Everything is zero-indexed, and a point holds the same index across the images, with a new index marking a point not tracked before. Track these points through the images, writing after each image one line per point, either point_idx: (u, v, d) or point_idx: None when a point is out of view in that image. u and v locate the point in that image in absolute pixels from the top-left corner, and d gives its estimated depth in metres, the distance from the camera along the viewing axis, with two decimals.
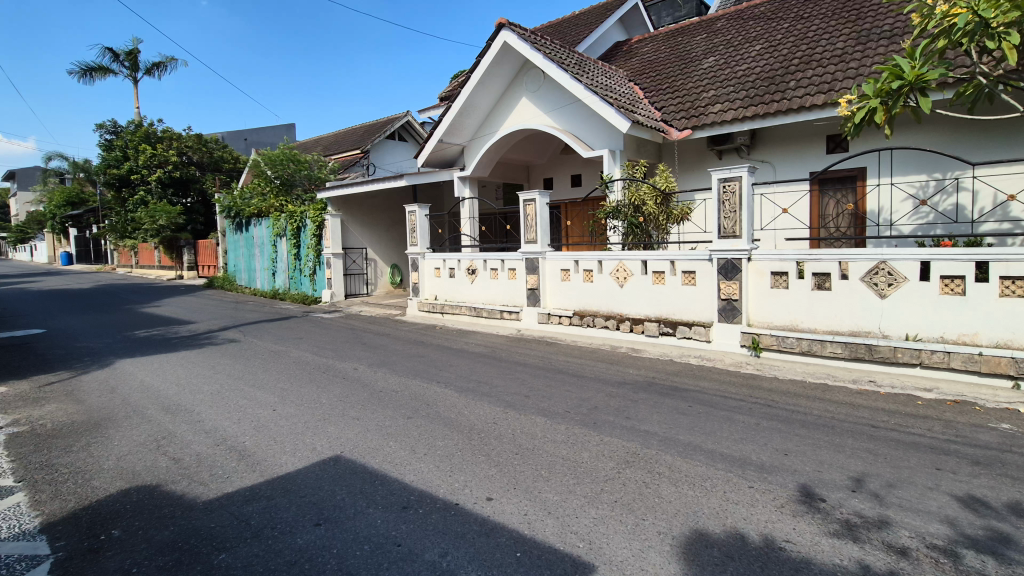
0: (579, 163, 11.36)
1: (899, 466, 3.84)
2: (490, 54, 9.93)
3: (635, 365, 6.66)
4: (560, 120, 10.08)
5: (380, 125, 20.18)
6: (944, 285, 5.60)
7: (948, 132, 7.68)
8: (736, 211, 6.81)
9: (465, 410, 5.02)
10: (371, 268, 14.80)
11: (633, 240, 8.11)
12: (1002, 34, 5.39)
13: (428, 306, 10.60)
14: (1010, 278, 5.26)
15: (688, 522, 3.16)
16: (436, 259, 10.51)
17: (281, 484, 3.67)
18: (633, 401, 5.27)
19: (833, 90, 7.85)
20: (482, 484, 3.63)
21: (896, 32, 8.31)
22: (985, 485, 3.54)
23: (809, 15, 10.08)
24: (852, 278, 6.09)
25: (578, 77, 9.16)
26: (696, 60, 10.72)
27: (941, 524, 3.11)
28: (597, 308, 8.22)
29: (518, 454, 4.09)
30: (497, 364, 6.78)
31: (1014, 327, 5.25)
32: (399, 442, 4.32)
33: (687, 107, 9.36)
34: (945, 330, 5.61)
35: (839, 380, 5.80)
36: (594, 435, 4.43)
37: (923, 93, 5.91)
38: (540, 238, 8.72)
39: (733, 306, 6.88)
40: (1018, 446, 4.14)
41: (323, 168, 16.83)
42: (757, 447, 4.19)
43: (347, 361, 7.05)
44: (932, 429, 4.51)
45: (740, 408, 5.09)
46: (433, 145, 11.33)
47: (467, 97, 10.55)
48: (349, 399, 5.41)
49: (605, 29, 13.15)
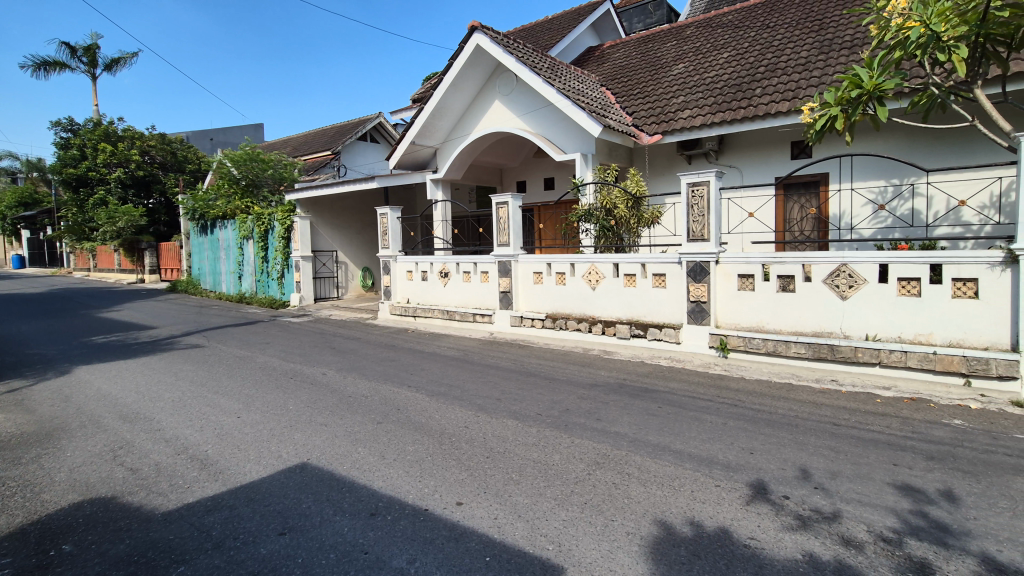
0: (552, 166, 11.41)
1: (858, 462, 3.96)
2: (463, 56, 9.91)
3: (607, 367, 6.70)
4: (533, 123, 10.13)
5: (353, 125, 19.94)
6: (901, 287, 5.82)
7: (905, 140, 8.00)
8: (705, 214, 6.93)
9: (436, 414, 4.98)
10: (341, 271, 14.58)
11: (605, 243, 8.26)
12: (952, 46, 5.65)
13: (400, 310, 10.51)
14: (962, 280, 5.49)
15: (656, 521, 3.21)
16: (409, 262, 10.42)
17: (244, 492, 3.58)
18: (604, 402, 5.31)
19: (797, 97, 8.07)
20: (452, 489, 3.60)
21: (857, 43, 8.61)
22: (938, 479, 3.68)
23: (774, 24, 10.39)
24: (815, 280, 6.26)
25: (551, 81, 9.22)
26: (666, 66, 10.92)
27: (896, 517, 3.22)
28: (570, 310, 8.27)
29: (489, 458, 4.07)
30: (470, 367, 6.76)
31: (965, 327, 5.49)
32: (368, 448, 4.25)
33: (658, 112, 9.53)
34: (902, 331, 5.82)
35: (802, 379, 5.96)
36: (565, 437, 4.45)
37: (880, 102, 6.14)
38: (512, 241, 8.75)
39: (701, 308, 7.02)
40: (968, 441, 4.33)
41: (290, 168, 16.33)
42: (723, 446, 4.27)
43: (316, 366, 6.93)
44: (889, 426, 4.68)
45: (708, 408, 5.19)
46: (406, 147, 11.24)
47: (440, 99, 10.52)
48: (317, 404, 5.31)
49: (578, 34, 13.28)
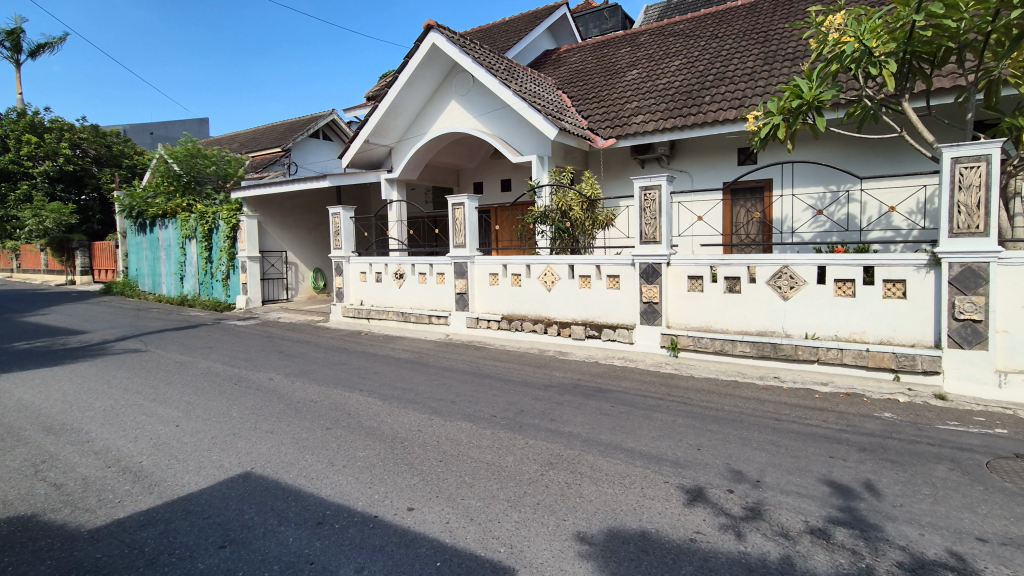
0: (509, 168, 11.45)
1: (797, 455, 4.16)
2: (419, 55, 9.80)
3: (562, 368, 6.77)
4: (490, 124, 10.13)
5: (305, 121, 19.35)
6: (837, 288, 6.14)
7: (842, 149, 8.45)
8: (656, 217, 7.10)
9: (389, 419, 4.89)
10: (291, 272, 14.16)
11: (561, 244, 8.34)
12: (883, 62, 6.01)
13: (354, 311, 10.28)
14: (893, 281, 5.85)
15: (608, 518, 3.27)
16: (362, 263, 10.22)
17: (182, 505, 3.41)
18: (558, 403, 5.36)
19: (743, 106, 8.39)
20: (403, 494, 3.54)
21: (798, 56, 9.04)
22: (869, 470, 3.90)
23: (723, 35, 10.79)
24: (759, 281, 6.53)
25: (507, 83, 9.25)
26: (620, 72, 11.15)
27: (831, 507, 3.39)
28: (525, 312, 8.31)
29: (442, 461, 4.03)
30: (424, 370, 6.67)
31: (894, 325, 5.86)
32: (316, 455, 4.13)
33: (612, 116, 9.72)
34: (839, 329, 6.14)
35: (747, 376, 6.21)
36: (518, 438, 4.46)
37: (818, 113, 6.48)
38: (468, 242, 8.72)
39: (654, 309, 7.18)
40: (897, 433, 4.61)
41: (233, 163, 15.45)
42: (672, 443, 4.39)
43: (263, 371, 6.68)
44: (826, 420, 4.93)
45: (658, 406, 5.32)
46: (359, 145, 11.01)
47: (395, 98, 10.37)
48: (263, 411, 5.12)
49: (535, 37, 13.38)
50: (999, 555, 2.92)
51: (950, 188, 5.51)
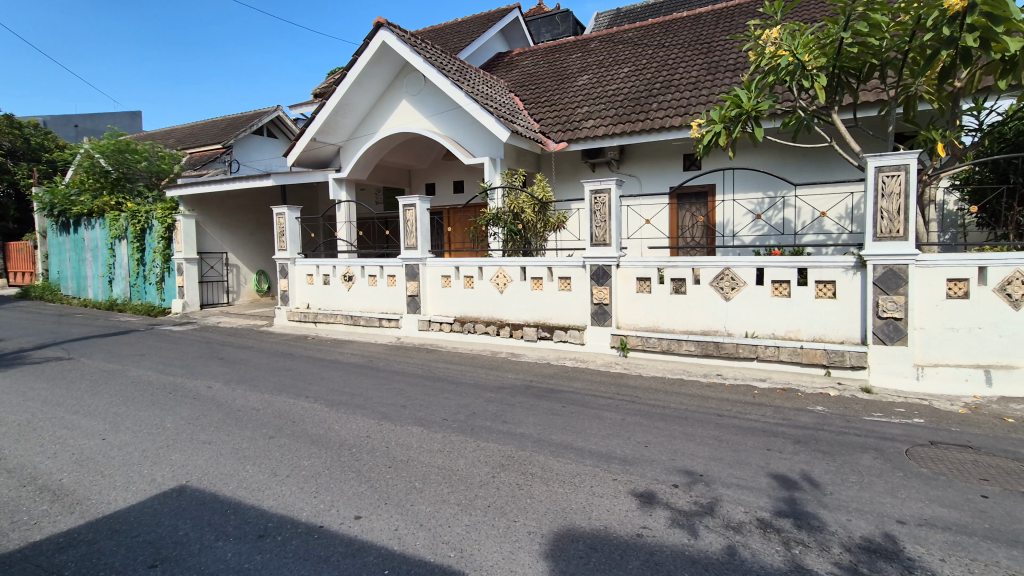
0: (461, 170, 11.40)
1: (737, 449, 4.35)
2: (368, 52, 9.61)
3: (514, 369, 6.80)
4: (441, 125, 10.07)
5: (247, 117, 18.56)
6: (774, 288, 6.46)
7: (779, 157, 8.91)
8: (606, 220, 7.25)
9: (337, 426, 4.76)
10: (232, 274, 13.55)
11: (513, 246, 8.36)
12: (814, 75, 6.39)
13: (300, 315, 9.95)
14: (824, 282, 6.21)
15: (558, 517, 3.31)
16: (309, 265, 9.91)
17: (107, 524, 3.19)
18: (511, 405, 5.37)
19: (688, 113, 8.69)
20: (351, 502, 3.45)
21: (738, 67, 9.45)
22: (803, 461, 4.13)
23: (669, 44, 11.16)
24: (703, 283, 6.78)
25: (459, 84, 9.22)
26: (572, 77, 11.33)
27: (767, 498, 3.56)
28: (478, 314, 8.29)
29: (391, 467, 3.96)
30: (374, 375, 6.53)
31: (825, 323, 6.23)
32: (258, 465, 3.96)
33: (564, 120, 9.87)
34: (776, 328, 6.46)
35: (693, 375, 6.44)
36: (470, 441, 4.44)
37: (756, 122, 6.81)
38: (420, 244, 8.61)
39: (604, 310, 7.32)
40: (827, 425, 4.91)
41: (166, 159, 14.76)
42: (621, 441, 4.49)
43: (200, 379, 6.35)
44: (764, 414, 5.18)
45: (608, 405, 5.43)
46: (306, 143, 10.68)
47: (344, 96, 10.13)
48: (200, 421, 4.86)
49: (488, 39, 13.38)
50: (916, 535, 3.16)
51: (874, 195, 5.91)
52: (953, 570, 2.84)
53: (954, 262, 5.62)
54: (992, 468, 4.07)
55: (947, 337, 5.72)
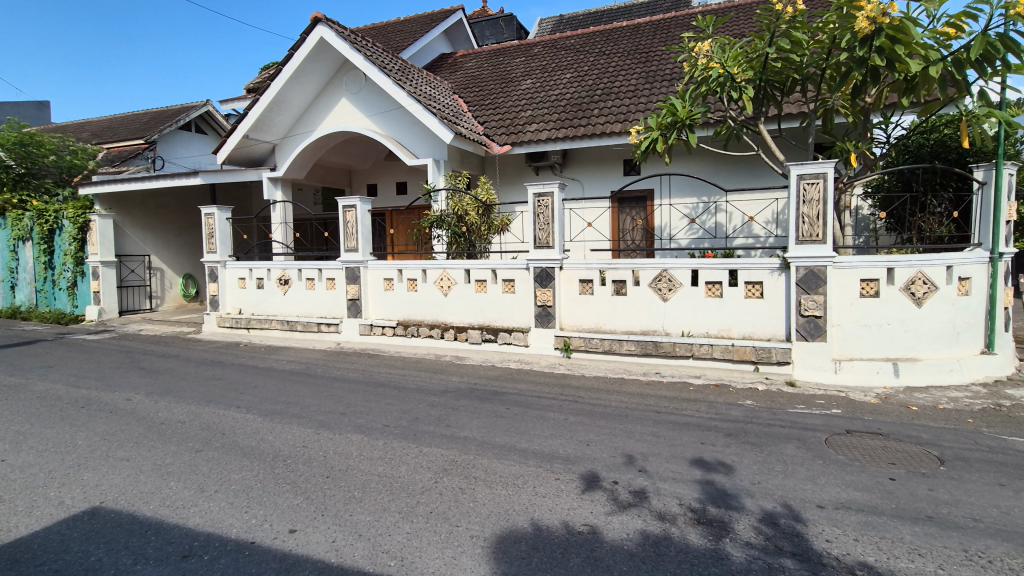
0: (404, 171, 11.23)
1: (673, 444, 4.51)
2: (305, 48, 9.29)
3: (459, 372, 6.76)
4: (383, 125, 9.88)
5: (173, 111, 17.46)
6: (708, 289, 6.76)
7: (711, 164, 9.36)
8: (549, 223, 7.35)
9: (271, 436, 4.55)
10: (155, 279, 12.71)
11: (457, 249, 8.31)
12: (742, 87, 6.78)
13: (231, 321, 9.48)
14: (752, 283, 6.58)
15: (501, 518, 3.32)
16: (241, 268, 9.45)
17: (5, 554, 2.90)
18: (454, 408, 5.33)
19: (627, 120, 8.96)
20: (286, 515, 3.31)
21: (674, 77, 9.83)
22: (733, 453, 4.35)
23: (609, 52, 11.47)
24: (642, 284, 7.00)
25: (401, 83, 9.08)
26: (516, 80, 11.42)
27: (700, 489, 3.72)
28: (421, 317, 8.19)
29: (329, 477, 3.83)
30: (312, 382, 6.30)
31: (753, 322, 6.59)
32: (183, 481, 3.73)
33: (507, 124, 9.94)
34: (710, 327, 6.77)
35: (633, 373, 6.64)
36: (413, 447, 4.37)
37: (690, 130, 7.14)
38: (361, 246, 8.40)
39: (548, 311, 7.42)
40: (755, 418, 5.20)
41: (76, 154, 13.82)
42: (563, 441, 4.56)
43: (118, 391, 5.89)
44: (699, 410, 5.41)
45: (552, 406, 5.49)
46: (238, 140, 10.19)
47: (279, 92, 9.74)
48: (117, 436, 4.52)
49: (431, 39, 13.26)
50: (833, 518, 3.39)
51: (797, 201, 6.31)
52: (864, 548, 3.07)
53: (866, 264, 6.10)
54: (898, 452, 4.44)
55: (860, 333, 6.20)
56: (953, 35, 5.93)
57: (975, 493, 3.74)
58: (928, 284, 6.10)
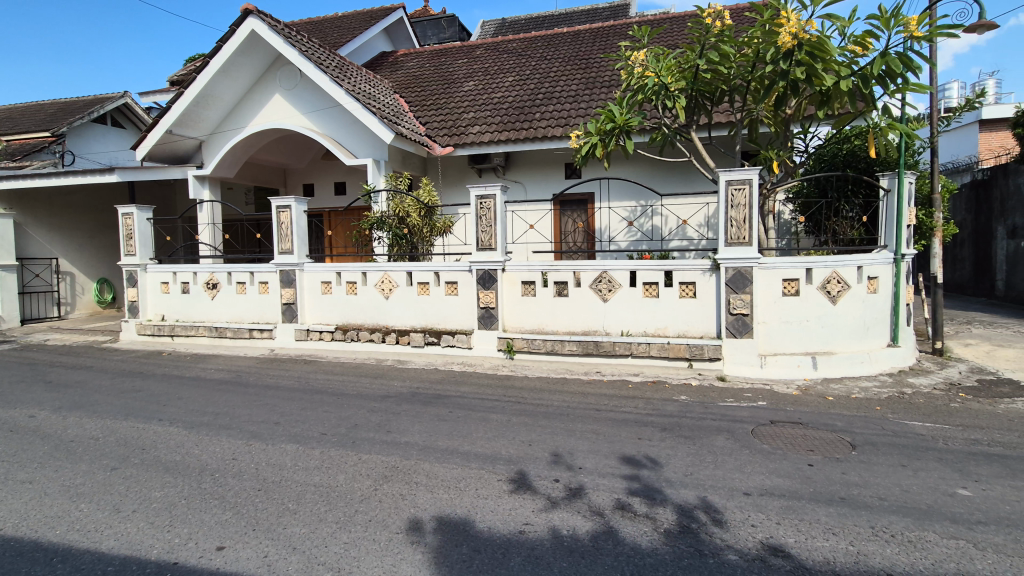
0: (342, 171, 10.92)
1: (613, 440, 4.66)
2: (234, 40, 8.86)
3: (400, 377, 6.64)
4: (320, 123, 9.57)
5: (84, 102, 16.16)
6: (645, 289, 7.01)
7: (648, 169, 9.72)
8: (492, 225, 7.37)
9: (196, 449, 4.31)
10: (64, 284, 11.70)
11: (398, 251, 8.17)
12: (676, 96, 7.10)
13: (153, 328, 8.86)
14: (686, 283, 6.88)
15: (440, 523, 3.30)
16: (164, 272, 8.87)
17: None
18: (395, 414, 5.24)
19: (568, 124, 9.14)
20: (214, 532, 3.15)
21: (612, 84, 10.12)
22: (669, 446, 4.54)
23: (550, 57, 11.67)
24: (583, 285, 7.16)
25: (339, 81, 8.84)
26: (458, 82, 11.39)
27: (637, 482, 3.86)
28: (361, 321, 7.99)
29: (261, 490, 3.67)
30: (243, 391, 6.00)
31: (687, 320, 6.90)
32: (96, 502, 3.46)
33: (450, 125, 9.89)
34: (647, 326, 7.02)
35: (575, 373, 6.77)
36: (351, 454, 4.26)
37: (628, 136, 7.39)
38: (296, 248, 8.09)
39: (491, 314, 7.44)
40: (688, 412, 5.45)
41: None
42: (505, 442, 4.59)
43: (19, 408, 5.37)
44: (637, 406, 5.61)
45: (495, 408, 5.52)
46: (160, 135, 9.57)
47: (206, 85, 9.24)
48: (17, 457, 4.13)
49: (371, 36, 12.98)
50: (758, 503, 3.61)
51: (725, 205, 6.66)
52: (785, 530, 3.29)
53: (787, 265, 6.52)
54: (816, 440, 4.78)
55: (782, 330, 6.63)
56: (861, 52, 6.46)
57: (881, 474, 4.10)
58: (842, 283, 6.60)
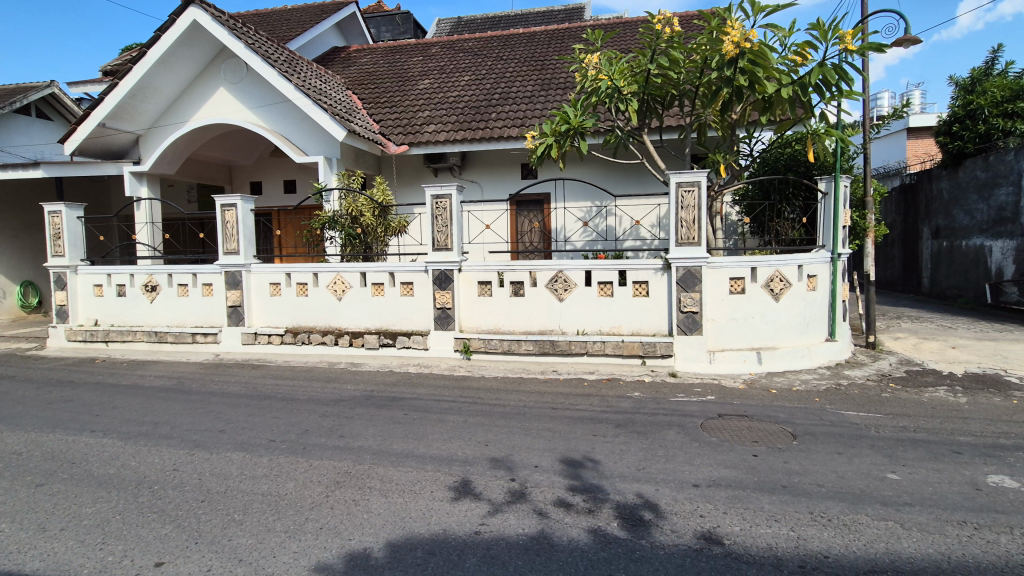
0: (293, 169, 10.58)
1: (568, 438, 4.72)
2: (174, 30, 8.44)
3: (354, 380, 6.50)
4: (268, 119, 9.24)
5: (6, 91, 15.01)
6: (600, 289, 7.14)
7: (602, 170, 9.91)
8: (448, 225, 7.32)
9: (133, 461, 4.08)
10: None
11: (351, 251, 8.01)
12: (628, 99, 7.28)
13: (85, 334, 8.33)
14: (639, 282, 7.05)
15: (394, 527, 3.25)
16: (96, 274, 8.36)
17: None
18: (349, 417, 5.13)
19: (523, 125, 9.18)
20: (153, 547, 2.99)
21: (567, 86, 10.25)
22: (622, 442, 4.64)
23: (506, 57, 11.70)
24: (539, 285, 7.22)
25: (288, 76, 8.56)
26: (413, 80, 11.25)
27: (590, 480, 3.92)
28: (313, 323, 7.78)
29: (204, 501, 3.51)
30: (185, 398, 5.72)
31: (640, 318, 7.07)
32: (19, 521, 3.23)
33: (404, 123, 9.76)
34: (603, 324, 7.15)
35: (531, 372, 6.82)
36: (302, 461, 4.14)
37: (582, 137, 7.50)
38: (243, 249, 7.79)
39: (447, 314, 7.39)
40: (641, 408, 5.59)
41: None
42: (462, 443, 4.58)
43: None
44: (592, 403, 5.70)
45: (452, 409, 5.49)
46: (92, 128, 9.00)
47: (143, 76, 8.75)
48: None
49: (323, 31, 12.64)
50: (706, 494, 3.74)
51: (676, 206, 6.87)
52: (731, 519, 3.42)
53: (734, 264, 6.79)
54: (760, 431, 5.01)
55: (730, 327, 6.89)
56: (801, 62, 6.79)
57: (819, 462, 4.33)
58: (784, 281, 6.94)
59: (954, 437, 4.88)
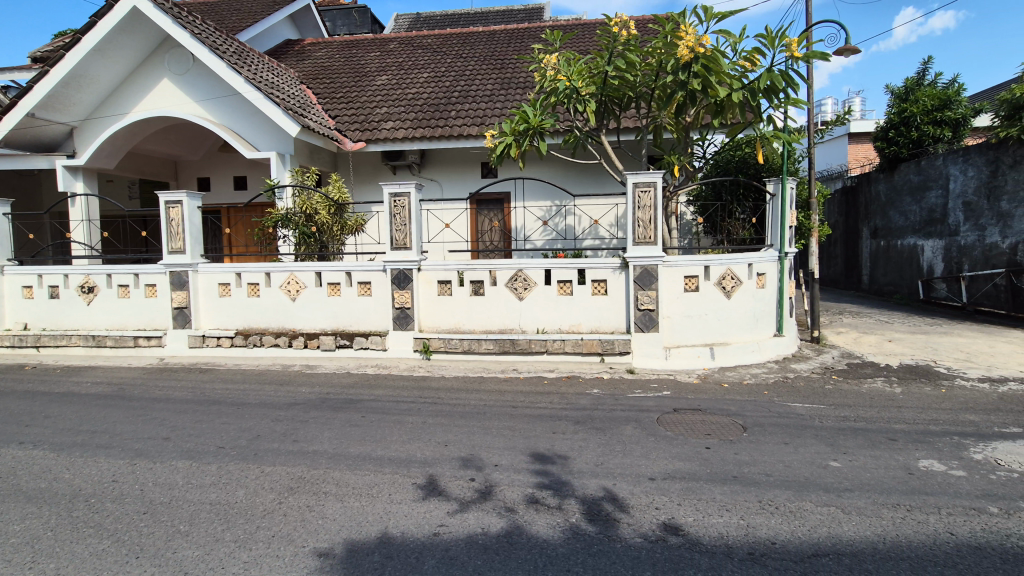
0: (243, 164, 10.21)
1: (527, 436, 4.75)
2: (112, 16, 7.97)
3: (309, 383, 6.32)
4: (216, 112, 8.86)
5: None
6: (560, 288, 7.21)
7: (561, 170, 10.01)
8: (406, 224, 7.23)
9: (66, 474, 3.83)
10: None
11: (306, 250, 7.79)
12: (586, 100, 7.38)
13: (13, 339, 7.77)
14: (597, 280, 7.16)
15: (351, 532, 3.19)
16: (26, 275, 7.83)
17: None
18: (303, 421, 4.99)
19: (483, 123, 9.16)
20: (89, 564, 2.82)
21: (526, 86, 10.29)
22: (581, 439, 4.70)
23: (465, 55, 11.64)
24: (499, 284, 7.23)
25: (237, 68, 8.24)
26: (370, 75, 11.03)
27: (550, 477, 3.95)
28: (265, 325, 7.52)
29: (147, 513, 3.34)
30: (126, 405, 5.42)
31: (598, 316, 7.18)
32: None
33: (361, 119, 9.56)
34: (562, 323, 7.22)
35: (491, 372, 6.81)
36: (253, 467, 4.00)
37: (541, 137, 7.55)
38: (189, 247, 7.46)
39: (406, 314, 7.29)
40: (600, 404, 5.67)
41: None
42: (421, 444, 4.53)
43: None
44: (552, 401, 5.75)
45: (410, 410, 5.42)
46: (19, 118, 8.40)
47: (78, 64, 8.24)
48: None
49: (275, 22, 12.24)
50: (661, 487, 3.84)
51: (633, 206, 7.00)
52: (685, 510, 3.53)
53: (688, 263, 6.99)
54: (713, 424, 5.18)
55: (684, 323, 7.09)
56: (750, 67, 7.04)
57: (768, 452, 4.52)
58: (735, 279, 7.20)
59: (890, 425, 5.19)
